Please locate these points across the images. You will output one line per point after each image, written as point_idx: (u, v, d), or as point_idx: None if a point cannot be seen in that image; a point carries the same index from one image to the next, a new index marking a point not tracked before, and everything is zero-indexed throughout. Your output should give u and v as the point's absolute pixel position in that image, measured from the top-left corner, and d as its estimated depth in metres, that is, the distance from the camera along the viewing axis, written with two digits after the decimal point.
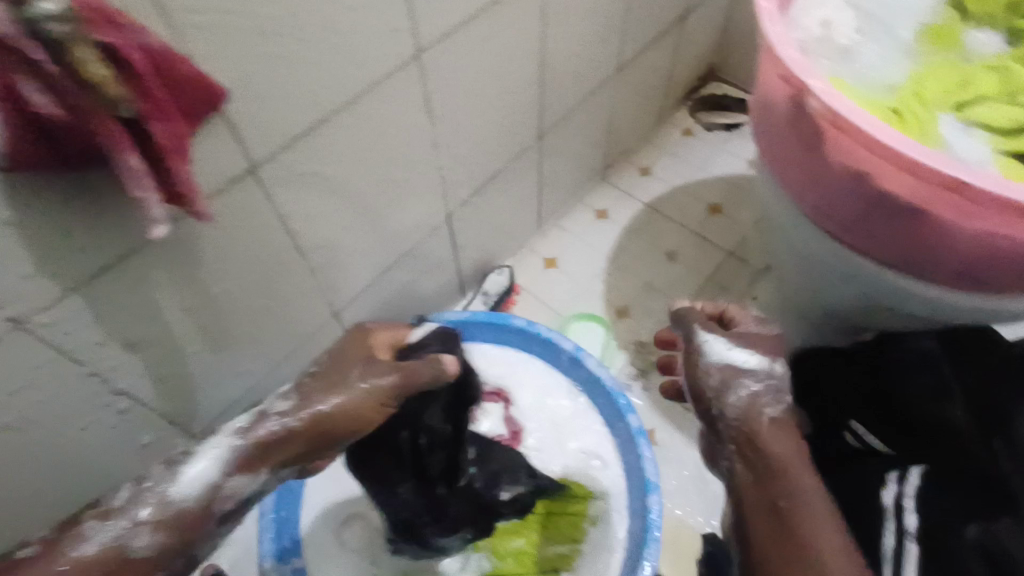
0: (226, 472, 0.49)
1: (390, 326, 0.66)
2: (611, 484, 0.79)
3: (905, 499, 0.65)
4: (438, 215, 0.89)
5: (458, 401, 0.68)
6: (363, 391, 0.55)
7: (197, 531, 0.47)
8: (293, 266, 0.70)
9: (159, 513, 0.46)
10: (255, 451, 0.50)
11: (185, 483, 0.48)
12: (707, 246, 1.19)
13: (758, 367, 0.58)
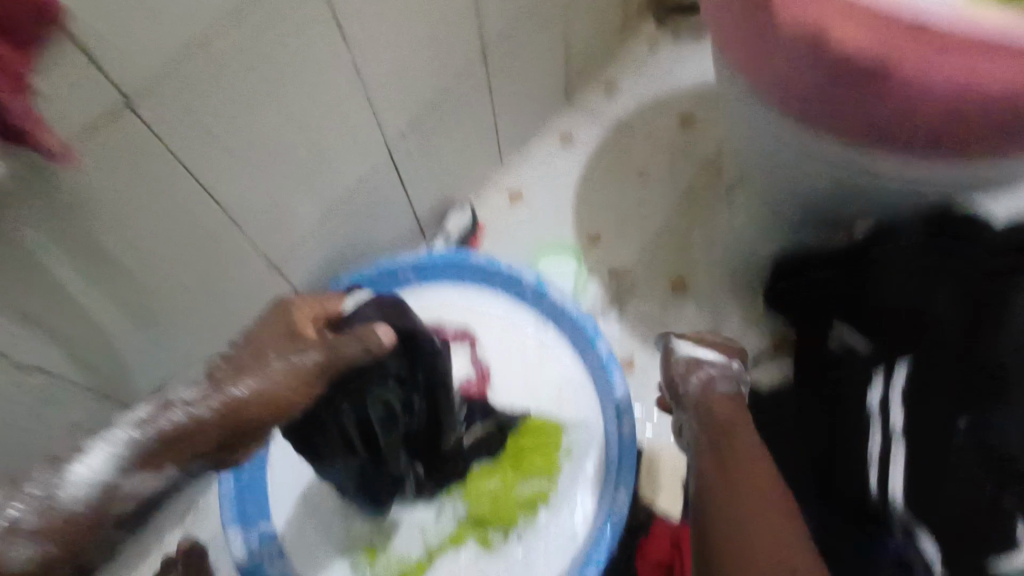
0: (121, 470, 0.38)
1: (315, 299, 0.56)
2: (584, 415, 0.76)
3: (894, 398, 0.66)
4: (377, 150, 0.82)
5: (411, 375, 0.58)
6: (286, 369, 0.46)
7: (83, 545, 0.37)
8: (211, 217, 0.64)
9: (43, 520, 0.36)
10: (159, 445, 0.40)
11: (74, 482, 0.37)
12: (679, 160, 1.12)
13: (717, 361, 0.68)
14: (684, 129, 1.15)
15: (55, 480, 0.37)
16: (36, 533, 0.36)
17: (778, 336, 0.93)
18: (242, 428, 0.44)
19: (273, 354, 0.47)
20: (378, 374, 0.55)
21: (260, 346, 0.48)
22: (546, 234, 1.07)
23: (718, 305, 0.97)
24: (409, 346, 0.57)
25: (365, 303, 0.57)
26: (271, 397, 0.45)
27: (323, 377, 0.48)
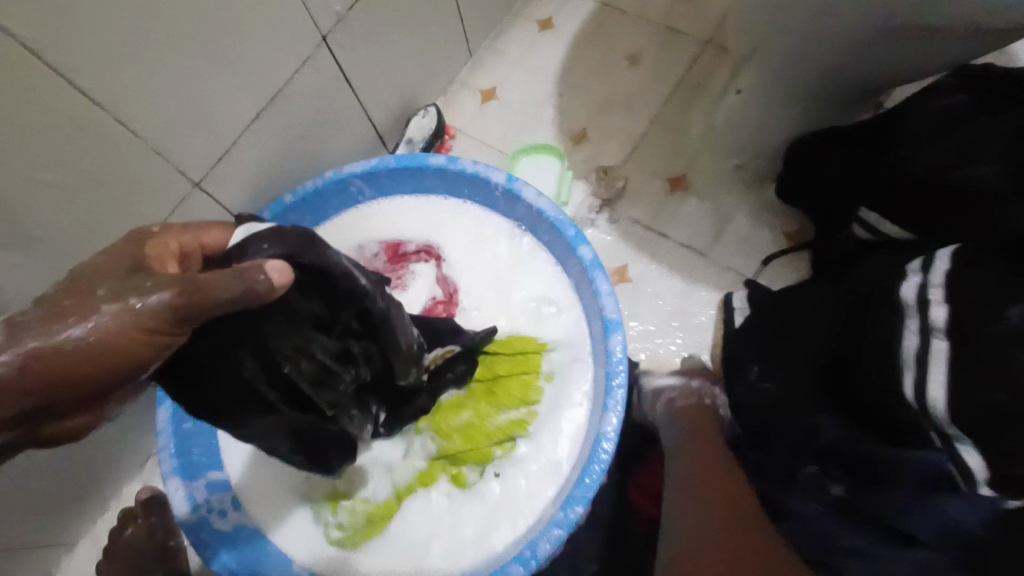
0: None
1: (186, 227, 0.44)
2: (569, 332, 0.67)
3: (933, 287, 0.52)
4: (309, 39, 0.68)
5: (335, 315, 0.47)
6: (113, 313, 0.32)
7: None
8: (96, 121, 0.52)
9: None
10: None
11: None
12: (677, 39, 0.96)
13: (675, 380, 0.72)
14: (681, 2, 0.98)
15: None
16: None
17: (792, 232, 0.81)
18: (53, 390, 0.31)
19: (104, 295, 0.33)
20: (286, 321, 0.43)
21: (93, 283, 0.35)
22: (524, 136, 0.93)
23: (724, 202, 0.84)
24: (321, 282, 0.45)
25: (260, 234, 0.44)
26: (95, 350, 0.32)
27: (183, 325, 0.34)
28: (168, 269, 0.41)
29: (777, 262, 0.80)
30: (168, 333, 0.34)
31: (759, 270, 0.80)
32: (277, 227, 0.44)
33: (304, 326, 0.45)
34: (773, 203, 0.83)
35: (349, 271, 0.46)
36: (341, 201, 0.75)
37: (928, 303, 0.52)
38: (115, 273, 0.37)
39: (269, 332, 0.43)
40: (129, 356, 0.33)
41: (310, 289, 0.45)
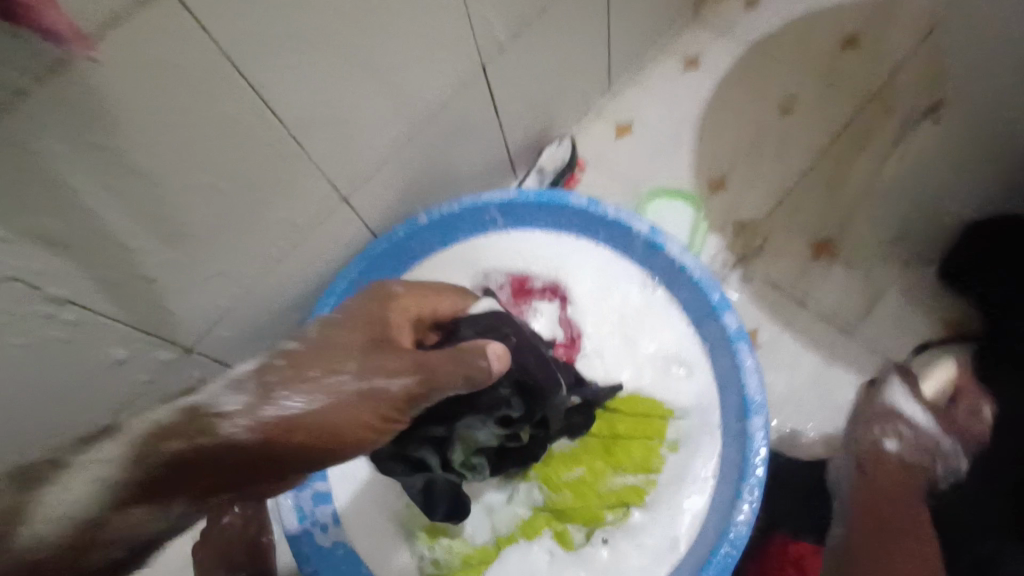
0: (137, 479, 0.36)
1: (426, 291, 0.54)
2: (697, 399, 0.63)
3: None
4: (469, 64, 0.68)
5: (523, 416, 0.52)
6: (362, 390, 0.41)
7: (79, 556, 0.36)
8: (268, 136, 0.53)
9: (42, 525, 0.35)
10: (181, 470, 0.37)
11: (89, 472, 0.36)
12: (837, 91, 0.90)
13: (923, 426, 0.63)
14: (847, 51, 0.92)
15: (70, 476, 0.36)
16: (41, 531, 0.35)
17: (953, 320, 0.73)
18: (280, 459, 0.39)
19: (350, 374, 0.42)
20: (481, 409, 0.50)
21: (336, 354, 0.43)
22: (658, 177, 0.89)
23: (877, 276, 0.77)
24: (529, 390, 0.51)
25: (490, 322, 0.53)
26: (335, 431, 0.40)
27: (410, 410, 0.43)
28: (403, 338, 0.49)
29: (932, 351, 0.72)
30: (395, 418, 0.43)
31: (910, 357, 0.73)
32: (506, 314, 0.54)
33: (491, 420, 0.51)
34: (934, 286, 0.75)
35: (553, 381, 0.52)
36: (472, 226, 0.74)
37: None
38: (357, 345, 0.45)
39: (463, 421, 0.50)
40: (363, 436, 0.41)
41: (516, 395, 0.51)
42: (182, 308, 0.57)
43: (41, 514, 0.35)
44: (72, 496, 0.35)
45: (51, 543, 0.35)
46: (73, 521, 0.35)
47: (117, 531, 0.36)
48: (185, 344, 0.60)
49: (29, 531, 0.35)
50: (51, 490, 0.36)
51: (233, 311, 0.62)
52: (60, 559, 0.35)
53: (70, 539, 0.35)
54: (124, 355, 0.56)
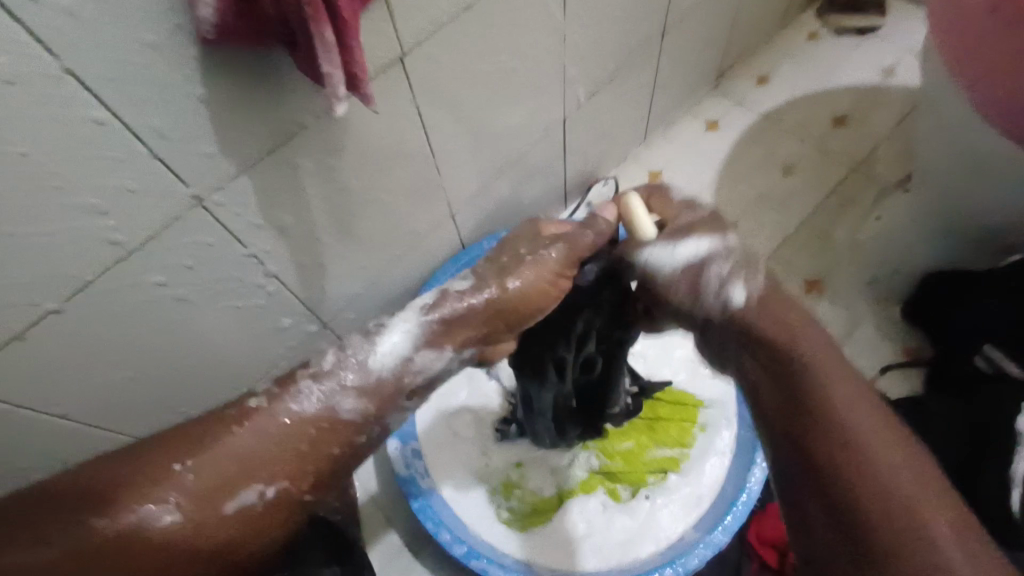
0: (415, 348, 0.50)
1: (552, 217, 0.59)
2: (719, 393, 0.81)
3: (710, 278, 0.46)
4: (555, 117, 0.86)
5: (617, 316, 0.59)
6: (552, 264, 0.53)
7: (391, 403, 0.49)
8: (421, 163, 0.69)
9: (362, 381, 0.48)
10: (440, 327, 0.51)
11: (383, 355, 0.49)
12: (829, 160, 1.11)
13: (715, 247, 0.46)
14: (836, 128, 1.14)
15: (367, 356, 0.49)
16: (360, 390, 0.48)
17: (911, 349, 0.94)
18: (512, 320, 0.53)
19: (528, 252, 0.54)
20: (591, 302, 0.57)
21: (515, 245, 0.55)
22: None
23: (855, 310, 0.97)
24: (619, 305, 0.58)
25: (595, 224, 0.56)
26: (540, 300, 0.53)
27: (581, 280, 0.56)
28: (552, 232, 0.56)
29: (894, 372, 0.92)
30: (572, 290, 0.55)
31: (877, 376, 0.92)
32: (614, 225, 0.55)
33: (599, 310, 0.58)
34: (897, 320, 0.96)
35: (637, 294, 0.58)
36: None
37: (707, 287, 0.46)
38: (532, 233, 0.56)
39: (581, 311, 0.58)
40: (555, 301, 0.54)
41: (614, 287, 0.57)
42: (333, 289, 0.72)
43: (359, 377, 0.48)
44: (376, 364, 0.49)
45: (371, 399, 0.48)
46: (382, 378, 0.49)
47: (406, 383, 0.50)
48: (325, 321, 0.76)
49: (354, 388, 0.47)
50: (359, 363, 0.48)
51: (361, 297, 0.78)
52: (377, 412, 0.48)
53: (381, 390, 0.48)
54: (287, 323, 0.71)
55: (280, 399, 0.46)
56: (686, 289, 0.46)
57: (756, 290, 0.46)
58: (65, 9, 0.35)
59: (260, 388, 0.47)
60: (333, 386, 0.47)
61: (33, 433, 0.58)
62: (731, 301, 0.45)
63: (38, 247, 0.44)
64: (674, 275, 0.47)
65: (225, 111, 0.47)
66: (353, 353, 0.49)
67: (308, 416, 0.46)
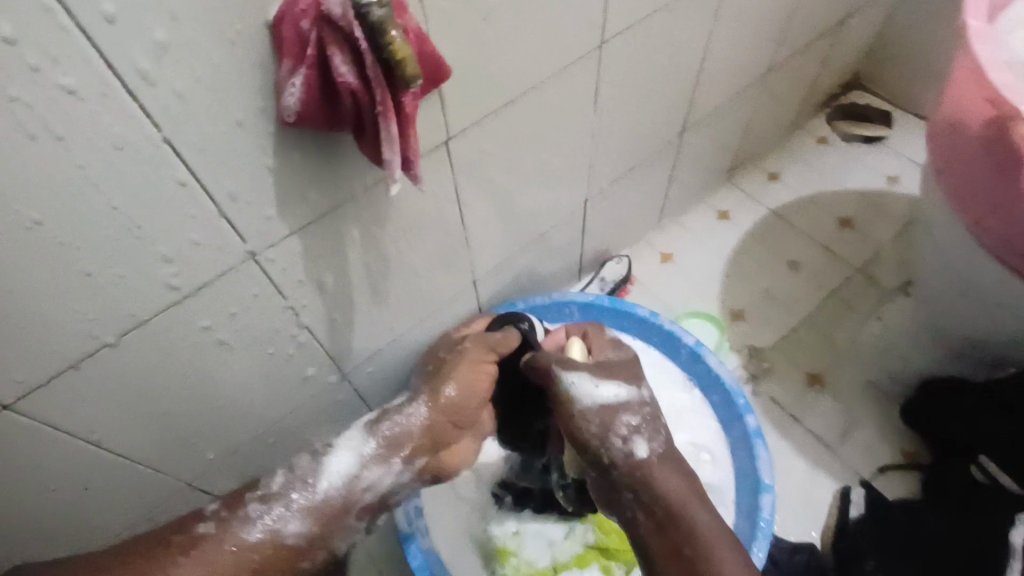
0: (363, 467, 0.62)
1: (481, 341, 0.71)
2: (718, 478, 0.83)
3: (620, 425, 0.57)
4: (578, 199, 0.92)
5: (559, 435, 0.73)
6: (461, 391, 0.69)
7: (337, 523, 0.61)
8: (452, 234, 0.75)
9: (309, 504, 0.59)
10: (384, 448, 0.64)
11: (330, 476, 0.61)
12: (834, 258, 1.16)
13: (628, 398, 0.59)
14: (843, 229, 1.20)
15: (318, 477, 0.61)
16: (307, 510, 0.59)
17: (909, 451, 0.95)
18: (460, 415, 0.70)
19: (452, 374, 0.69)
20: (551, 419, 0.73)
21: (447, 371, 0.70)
22: (692, 301, 1.13)
23: (854, 407, 1.00)
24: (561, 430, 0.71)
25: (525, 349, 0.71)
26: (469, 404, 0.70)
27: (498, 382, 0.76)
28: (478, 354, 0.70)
29: (891, 473, 0.93)
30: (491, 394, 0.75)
31: (875, 475, 0.94)
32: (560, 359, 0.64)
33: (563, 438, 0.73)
34: (895, 421, 0.98)
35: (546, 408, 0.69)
36: (554, 315, 0.95)
37: (614, 432, 0.57)
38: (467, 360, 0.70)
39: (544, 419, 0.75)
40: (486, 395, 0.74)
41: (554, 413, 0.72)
42: (358, 342, 0.77)
43: (307, 499, 0.59)
44: (324, 485, 0.61)
45: (315, 521, 0.59)
46: (329, 497, 0.60)
47: (355, 502, 0.62)
48: (345, 372, 0.80)
49: (299, 512, 0.58)
50: (307, 485, 0.60)
51: (381, 352, 0.82)
52: (321, 534, 0.59)
53: (327, 512, 0.60)
54: (311, 372, 0.75)
55: (229, 524, 0.55)
56: (597, 427, 0.58)
57: (657, 447, 0.56)
58: (176, 92, 0.41)
59: (208, 514, 0.56)
60: (284, 511, 0.58)
61: (68, 464, 0.60)
62: (634, 451, 0.56)
63: (110, 288, 0.49)
64: (589, 408, 0.59)
65: (289, 182, 0.52)
66: (306, 478, 0.60)
67: (251, 544, 0.55)
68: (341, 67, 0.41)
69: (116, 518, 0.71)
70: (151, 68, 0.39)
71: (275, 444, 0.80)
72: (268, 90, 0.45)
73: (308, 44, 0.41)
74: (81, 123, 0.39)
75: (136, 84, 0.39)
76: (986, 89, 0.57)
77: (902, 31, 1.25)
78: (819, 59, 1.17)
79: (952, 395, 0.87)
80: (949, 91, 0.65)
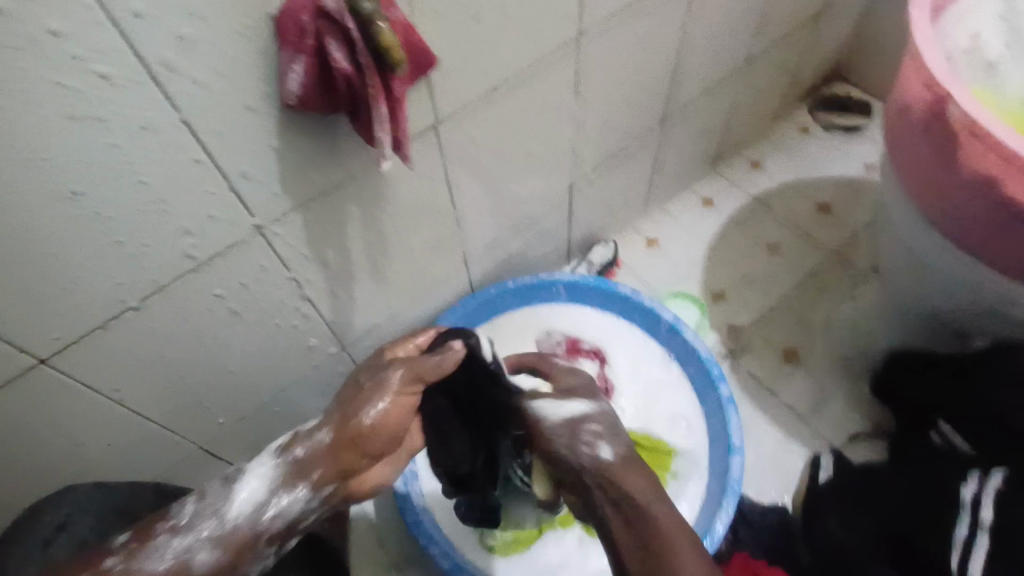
0: (270, 492, 0.57)
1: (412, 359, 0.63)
2: (693, 444, 0.89)
3: (583, 428, 0.58)
4: (564, 184, 0.97)
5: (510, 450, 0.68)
6: (375, 418, 0.60)
7: (246, 552, 0.56)
8: (444, 215, 0.80)
9: (219, 531, 0.55)
10: (292, 469, 0.59)
11: (241, 503, 0.57)
12: (812, 242, 1.22)
13: (591, 409, 0.61)
14: (821, 215, 1.25)
15: (224, 507, 0.57)
16: (215, 542, 0.55)
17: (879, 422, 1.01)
18: (373, 444, 0.61)
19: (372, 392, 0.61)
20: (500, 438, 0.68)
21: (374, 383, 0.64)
22: (676, 283, 1.19)
23: (827, 382, 1.05)
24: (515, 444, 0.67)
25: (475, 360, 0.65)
26: (388, 430, 0.61)
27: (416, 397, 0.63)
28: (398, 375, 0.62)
29: (861, 442, 1.00)
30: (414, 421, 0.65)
31: (845, 444, 1.00)
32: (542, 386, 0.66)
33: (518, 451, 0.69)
34: (866, 395, 1.04)
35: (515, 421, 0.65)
36: (542, 295, 1.01)
37: (580, 437, 0.58)
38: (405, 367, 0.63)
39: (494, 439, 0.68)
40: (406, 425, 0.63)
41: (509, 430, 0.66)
42: (357, 316, 0.83)
43: (218, 527, 0.56)
44: (233, 513, 0.57)
45: (225, 551, 0.55)
46: (240, 526, 0.56)
47: (261, 530, 0.56)
48: (345, 344, 0.86)
49: (208, 541, 0.54)
50: (218, 513, 0.56)
51: (378, 327, 0.88)
52: (230, 564, 0.55)
53: (243, 536, 0.56)
54: (314, 343, 0.81)
55: (137, 555, 0.52)
56: (565, 438, 0.58)
57: (621, 449, 0.56)
58: (194, 79, 0.47)
59: (116, 547, 0.52)
60: (195, 538, 0.54)
61: (94, 421, 0.66)
62: (601, 455, 0.55)
63: (137, 257, 0.55)
64: (555, 421, 0.61)
65: (293, 163, 0.58)
66: (211, 503, 0.57)
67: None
68: (335, 54, 0.47)
69: (139, 475, 0.77)
70: (174, 58, 0.45)
71: (280, 411, 0.87)
72: (272, 78, 0.50)
73: (307, 35, 0.47)
74: (115, 108, 0.45)
75: (161, 73, 0.45)
76: (926, 74, 0.62)
77: (879, 22, 1.30)
78: (798, 50, 1.23)
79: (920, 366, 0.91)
80: (899, 77, 0.70)
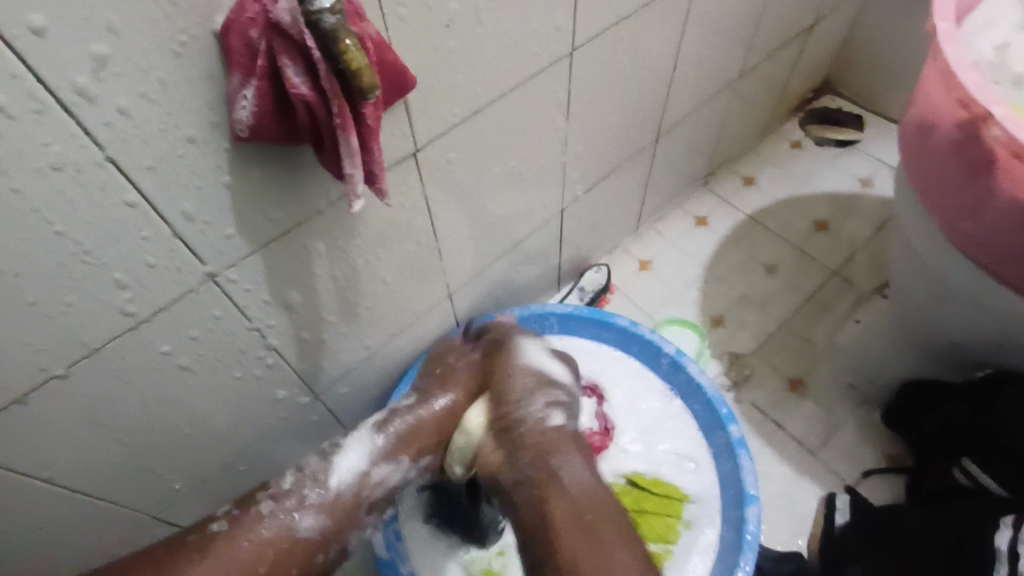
0: (372, 463, 0.65)
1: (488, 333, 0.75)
2: (704, 488, 0.82)
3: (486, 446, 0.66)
4: (553, 208, 0.90)
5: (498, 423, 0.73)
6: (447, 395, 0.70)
7: (349, 517, 0.64)
8: (424, 247, 0.73)
9: (322, 500, 0.63)
10: (394, 442, 0.67)
11: (340, 474, 0.64)
12: (811, 262, 1.16)
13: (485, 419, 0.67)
14: (818, 233, 1.20)
15: (326, 476, 0.64)
16: (317, 509, 0.62)
17: (892, 454, 0.96)
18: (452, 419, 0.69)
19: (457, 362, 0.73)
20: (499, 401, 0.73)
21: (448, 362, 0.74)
22: (671, 309, 1.13)
23: (836, 413, 1.00)
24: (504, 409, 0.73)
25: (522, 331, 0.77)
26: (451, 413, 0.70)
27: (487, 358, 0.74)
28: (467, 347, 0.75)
29: (878, 477, 0.94)
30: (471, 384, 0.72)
31: (859, 479, 0.94)
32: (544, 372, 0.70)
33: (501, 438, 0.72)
34: (876, 423, 0.98)
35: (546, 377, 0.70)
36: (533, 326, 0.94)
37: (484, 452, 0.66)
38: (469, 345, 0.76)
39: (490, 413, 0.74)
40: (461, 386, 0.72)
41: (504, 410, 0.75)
42: (330, 361, 0.74)
43: (321, 496, 0.63)
44: (335, 481, 0.64)
45: (329, 516, 0.63)
46: (342, 494, 0.64)
47: (365, 497, 0.65)
48: (316, 392, 0.77)
49: (311, 510, 0.62)
50: (319, 483, 0.63)
51: (354, 371, 0.80)
52: (335, 527, 0.63)
53: (340, 506, 0.64)
54: (282, 394, 0.72)
55: (239, 523, 0.59)
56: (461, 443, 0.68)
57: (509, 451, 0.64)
58: (119, 108, 0.39)
59: (220, 514, 0.60)
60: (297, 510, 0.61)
61: (13, 500, 0.56)
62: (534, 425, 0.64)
63: (57, 316, 0.46)
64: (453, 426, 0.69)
65: (249, 200, 0.50)
66: (314, 475, 0.64)
67: (264, 538, 0.59)
68: (293, 77, 0.39)
69: (79, 551, 0.68)
70: (90, 84, 0.37)
71: (247, 470, 0.77)
72: (219, 105, 0.42)
73: (259, 55, 0.39)
74: (18, 146, 0.37)
75: (73, 101, 0.37)
76: (958, 90, 0.57)
77: (870, 33, 1.26)
78: (790, 63, 1.18)
79: (939, 396, 0.85)
80: (917, 90, 0.65)
